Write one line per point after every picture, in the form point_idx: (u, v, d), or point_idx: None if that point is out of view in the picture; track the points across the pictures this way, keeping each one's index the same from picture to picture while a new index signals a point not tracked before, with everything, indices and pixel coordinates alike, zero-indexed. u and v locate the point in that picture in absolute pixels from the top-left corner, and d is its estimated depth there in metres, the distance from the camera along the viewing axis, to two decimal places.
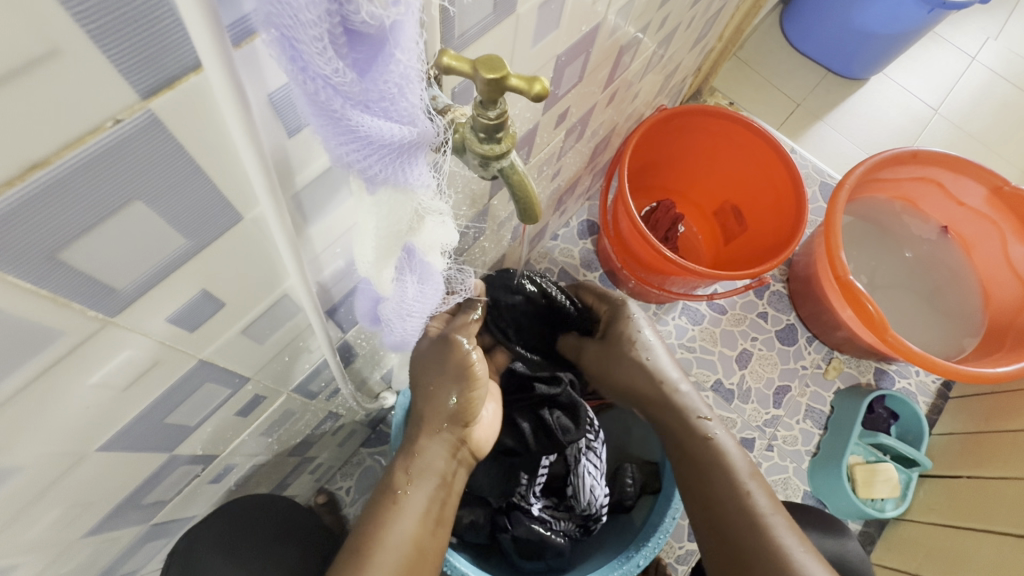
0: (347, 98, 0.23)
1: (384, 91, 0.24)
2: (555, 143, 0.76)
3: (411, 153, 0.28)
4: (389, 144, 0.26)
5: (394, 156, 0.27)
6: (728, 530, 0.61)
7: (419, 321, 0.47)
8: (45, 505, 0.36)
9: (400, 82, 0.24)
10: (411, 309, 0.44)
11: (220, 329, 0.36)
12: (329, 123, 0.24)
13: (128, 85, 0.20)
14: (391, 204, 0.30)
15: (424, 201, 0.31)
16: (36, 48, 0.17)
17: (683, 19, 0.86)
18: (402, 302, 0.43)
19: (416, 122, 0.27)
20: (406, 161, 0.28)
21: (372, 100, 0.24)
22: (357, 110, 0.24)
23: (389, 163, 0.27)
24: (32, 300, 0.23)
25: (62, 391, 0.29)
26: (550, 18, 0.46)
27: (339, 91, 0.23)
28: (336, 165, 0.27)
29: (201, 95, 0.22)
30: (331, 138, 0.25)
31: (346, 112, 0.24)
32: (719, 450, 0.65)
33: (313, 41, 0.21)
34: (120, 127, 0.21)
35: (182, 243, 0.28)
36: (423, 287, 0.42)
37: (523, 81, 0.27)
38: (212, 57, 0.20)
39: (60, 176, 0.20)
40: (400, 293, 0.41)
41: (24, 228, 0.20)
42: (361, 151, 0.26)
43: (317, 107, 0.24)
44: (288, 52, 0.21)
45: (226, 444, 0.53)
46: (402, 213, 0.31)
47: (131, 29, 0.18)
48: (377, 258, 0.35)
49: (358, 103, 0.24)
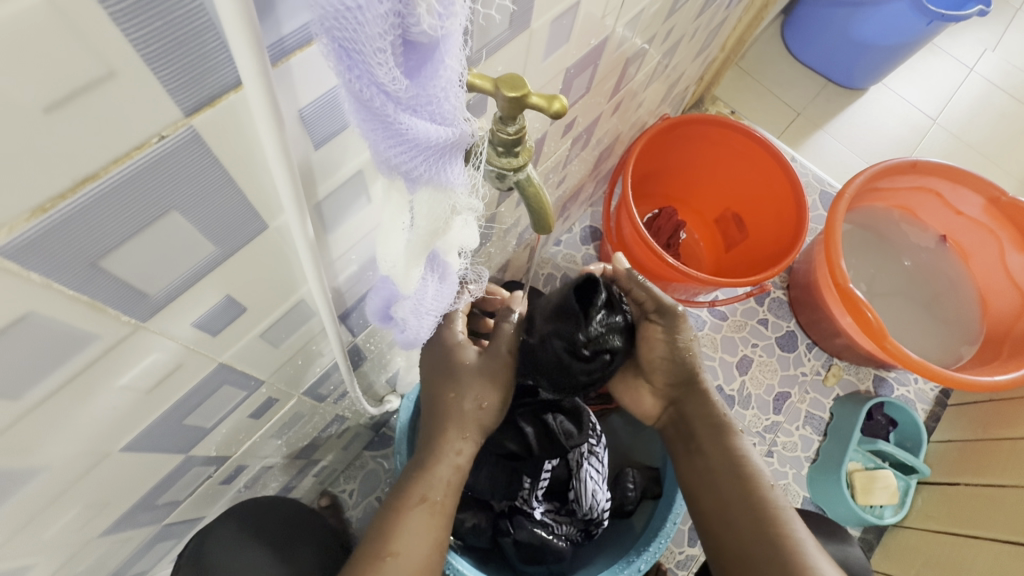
0: (398, 102, 0.25)
1: (431, 95, 0.25)
2: (561, 151, 0.77)
3: (453, 156, 0.29)
4: (433, 147, 0.27)
5: (438, 157, 0.28)
6: (739, 529, 0.58)
7: (434, 320, 0.47)
8: (65, 504, 0.37)
9: (446, 86, 0.26)
10: (429, 309, 0.45)
11: (240, 333, 0.37)
12: (379, 127, 0.25)
13: (173, 102, 0.21)
14: (430, 203, 0.31)
15: (461, 199, 0.32)
16: (94, 70, 0.18)
17: (687, 31, 0.88)
18: (421, 301, 0.43)
19: (459, 126, 0.28)
20: (449, 162, 0.29)
21: (419, 104, 0.25)
22: (406, 113, 0.25)
23: (433, 165, 0.28)
24: (72, 306, 0.24)
25: (91, 393, 0.30)
26: (562, 32, 0.47)
27: (391, 96, 0.24)
28: (379, 167, 0.28)
29: (239, 112, 0.23)
30: (380, 142, 0.26)
31: (397, 116, 0.25)
32: (735, 448, 0.62)
33: (376, 51, 0.22)
34: (164, 142, 0.22)
35: (210, 251, 0.29)
36: (442, 287, 0.44)
37: (543, 99, 0.28)
38: (253, 76, 0.21)
39: (106, 188, 0.21)
40: (421, 293, 0.43)
41: (71, 238, 0.21)
42: (407, 153, 0.27)
43: (368, 111, 0.25)
44: (347, 62, 0.22)
45: (238, 446, 0.53)
46: (440, 210, 0.32)
47: (180, 51, 0.20)
48: (405, 258, 0.36)
49: (407, 107, 0.25)
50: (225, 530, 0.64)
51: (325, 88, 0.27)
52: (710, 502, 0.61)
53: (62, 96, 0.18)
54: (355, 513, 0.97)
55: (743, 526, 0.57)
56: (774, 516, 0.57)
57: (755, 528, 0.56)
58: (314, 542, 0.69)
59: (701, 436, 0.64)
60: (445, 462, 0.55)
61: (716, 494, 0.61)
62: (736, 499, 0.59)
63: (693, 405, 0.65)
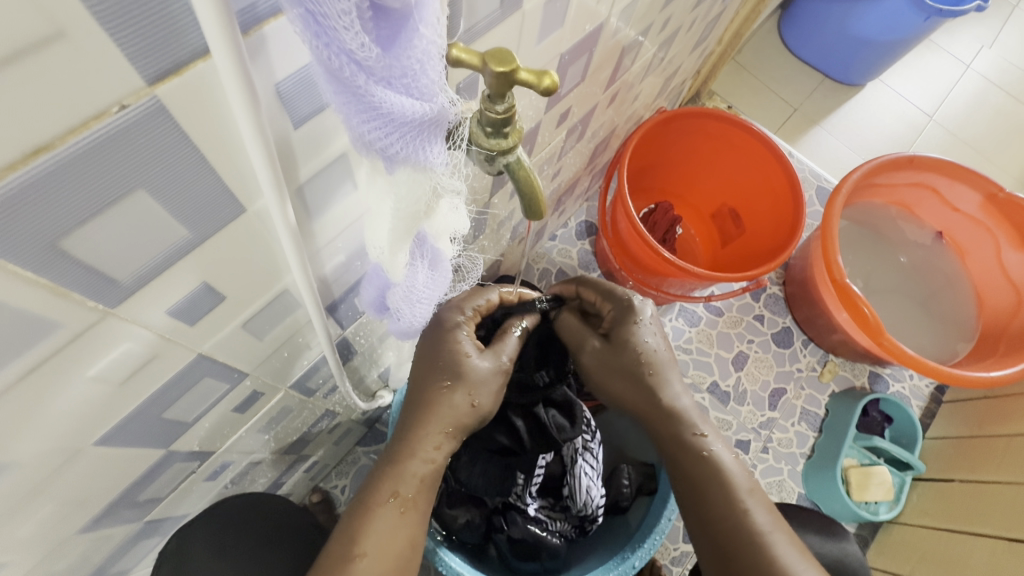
0: (370, 74, 0.23)
1: (406, 67, 0.24)
2: (556, 143, 0.76)
3: (432, 135, 0.28)
4: (408, 121, 0.26)
5: (417, 135, 0.27)
6: (728, 552, 0.57)
7: (428, 308, 0.47)
8: (41, 500, 0.36)
9: (423, 58, 0.24)
10: (423, 295, 0.44)
11: (220, 323, 0.36)
12: (351, 99, 0.24)
13: (134, 69, 0.19)
14: (409, 183, 0.30)
15: (441, 179, 0.30)
16: (42, 29, 0.16)
17: (684, 22, 0.86)
18: (411, 288, 0.42)
19: (437, 100, 0.26)
20: (427, 140, 0.28)
21: (394, 76, 0.24)
22: (378, 85, 0.24)
23: (411, 143, 0.27)
24: (32, 289, 0.23)
25: (58, 385, 0.28)
26: (556, 16, 0.45)
27: (362, 66, 0.23)
28: (355, 143, 0.27)
29: (209, 82, 0.22)
30: (352, 115, 0.25)
31: (369, 88, 0.24)
32: (717, 469, 0.60)
33: (341, 15, 0.20)
34: (126, 112, 0.20)
35: (184, 234, 0.27)
36: (434, 275, 0.43)
37: (533, 75, 0.27)
38: (218, 39, 0.19)
39: (63, 162, 0.20)
40: (410, 281, 0.42)
41: (25, 216, 0.20)
42: (382, 129, 0.26)
43: (339, 82, 0.23)
44: (313, 28, 0.21)
45: (223, 441, 0.52)
46: (420, 191, 0.31)
47: (139, 12, 0.18)
48: (390, 243, 0.35)
49: (380, 78, 0.24)
50: (213, 527, 0.62)
51: (304, 62, 0.26)
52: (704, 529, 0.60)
53: (7, 55, 0.16)
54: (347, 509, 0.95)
55: (737, 554, 0.56)
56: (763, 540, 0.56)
57: (749, 556, 0.56)
58: (303, 539, 0.68)
59: (683, 458, 0.62)
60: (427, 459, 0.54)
61: (706, 521, 0.59)
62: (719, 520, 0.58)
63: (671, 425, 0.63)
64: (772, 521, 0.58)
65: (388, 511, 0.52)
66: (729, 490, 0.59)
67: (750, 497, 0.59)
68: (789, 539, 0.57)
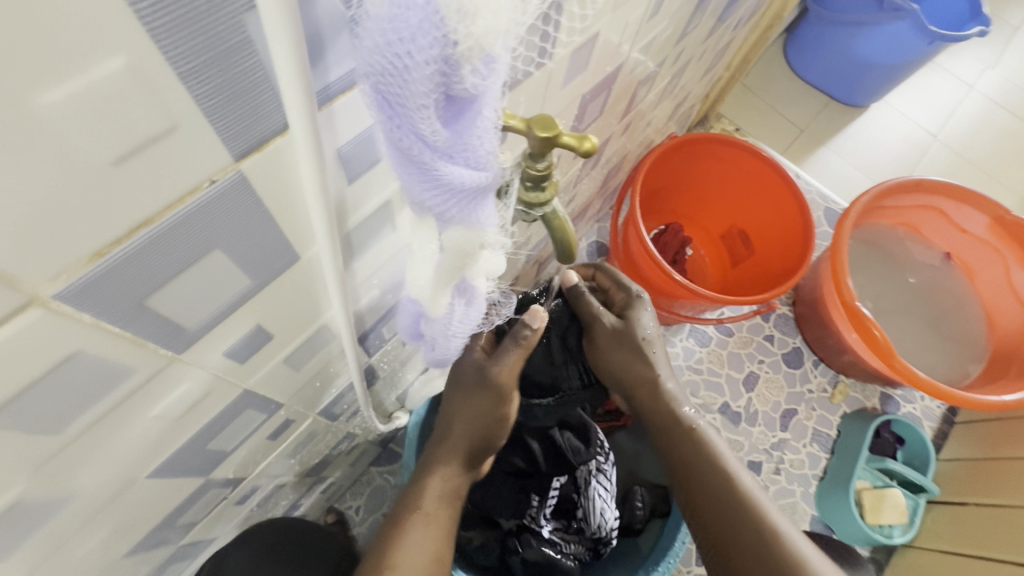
0: (435, 150, 0.25)
1: (467, 143, 0.26)
2: (573, 171, 0.78)
3: (483, 199, 0.30)
4: (463, 190, 0.28)
5: (469, 198, 0.29)
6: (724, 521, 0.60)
7: (461, 340, 0.47)
8: (94, 529, 0.37)
9: (482, 135, 0.26)
10: (456, 330, 0.44)
11: (265, 359, 0.38)
12: (416, 171, 0.26)
13: (225, 149, 0.21)
14: (459, 239, 0.32)
15: (489, 238, 0.33)
16: (158, 126, 0.18)
17: (695, 53, 0.89)
18: (449, 324, 0.43)
19: (491, 169, 0.28)
20: (478, 202, 0.30)
21: (457, 151, 0.26)
22: (443, 160, 0.26)
23: (464, 207, 0.29)
24: (117, 342, 0.24)
25: (125, 423, 0.30)
26: (580, 61, 0.48)
27: (429, 145, 0.25)
28: (411, 203, 0.29)
29: (284, 154, 0.24)
30: (415, 183, 0.27)
31: (434, 163, 0.25)
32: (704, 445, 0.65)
33: (419, 107, 0.22)
34: (214, 186, 0.22)
35: (246, 283, 0.29)
36: (469, 311, 0.43)
37: (574, 139, 0.29)
38: (300, 119, 0.21)
39: (159, 232, 0.22)
40: (448, 316, 0.42)
41: (122, 281, 0.22)
42: (441, 196, 0.28)
43: (405, 158, 0.25)
44: (389, 112, 0.23)
45: (254, 467, 0.53)
46: (468, 245, 0.33)
47: (237, 103, 0.20)
48: (433, 283, 0.37)
49: (444, 154, 0.26)
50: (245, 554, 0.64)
51: (363, 128, 0.28)
52: (716, 525, 0.60)
53: (129, 150, 0.18)
54: (361, 530, 0.96)
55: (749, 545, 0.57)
56: (773, 530, 0.57)
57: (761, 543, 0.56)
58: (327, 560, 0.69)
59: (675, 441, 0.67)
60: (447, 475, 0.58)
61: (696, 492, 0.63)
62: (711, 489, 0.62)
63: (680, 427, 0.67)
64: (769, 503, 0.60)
65: (415, 538, 0.54)
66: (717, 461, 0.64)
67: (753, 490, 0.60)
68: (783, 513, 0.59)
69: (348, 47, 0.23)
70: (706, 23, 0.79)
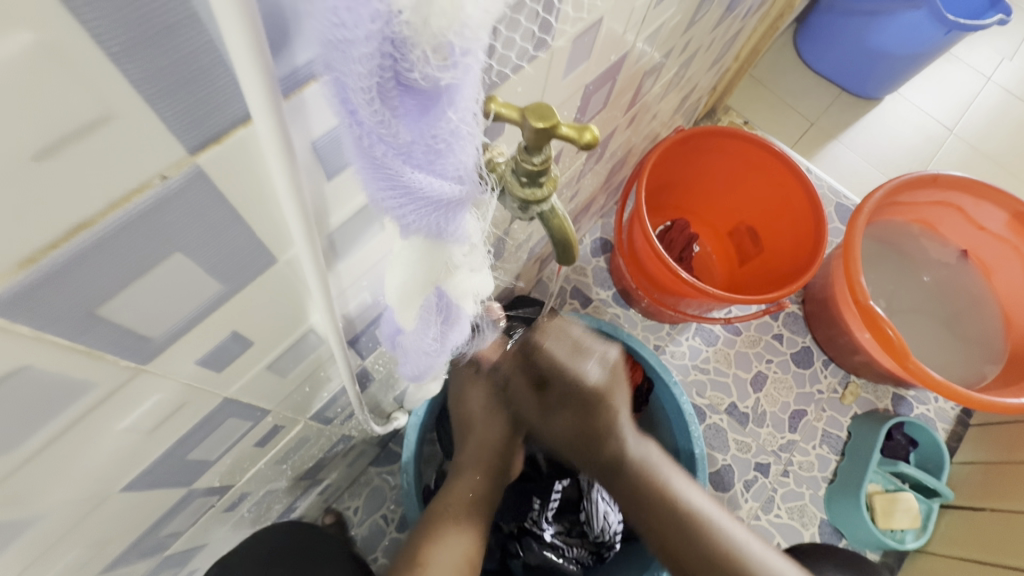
0: (390, 145, 0.23)
1: (433, 144, 0.23)
2: (576, 167, 0.75)
3: (456, 209, 0.27)
4: (426, 193, 0.25)
5: (436, 206, 0.26)
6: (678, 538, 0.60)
7: (442, 358, 0.45)
8: (68, 545, 0.35)
9: (449, 137, 0.23)
10: (432, 348, 0.43)
11: (245, 367, 0.35)
12: (370, 166, 0.24)
13: (177, 140, 0.19)
14: (424, 247, 0.30)
15: (457, 253, 0.31)
16: (90, 112, 0.16)
17: (703, 43, 0.86)
18: (425, 340, 0.41)
19: (465, 177, 0.26)
20: (449, 211, 0.27)
21: (417, 151, 0.23)
22: (400, 157, 0.23)
23: (429, 214, 0.27)
24: (68, 356, 0.22)
25: (89, 439, 0.28)
26: (582, 49, 0.45)
27: (381, 138, 0.22)
28: (375, 204, 0.27)
29: (250, 148, 0.21)
30: (371, 180, 0.24)
31: (387, 159, 0.23)
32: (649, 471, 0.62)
33: (360, 93, 0.20)
34: (168, 182, 0.20)
35: (217, 288, 0.27)
36: (445, 330, 0.41)
37: (574, 130, 0.27)
38: (263, 110, 0.19)
39: (104, 234, 0.19)
40: (424, 331, 0.40)
41: (64, 289, 0.20)
42: (401, 198, 0.25)
43: (360, 152, 0.23)
44: (335, 95, 0.20)
45: (242, 474, 0.51)
46: (434, 259, 0.31)
47: (187, 88, 0.18)
48: (403, 294, 0.34)
49: (402, 151, 0.23)
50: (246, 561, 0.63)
51: (339, 119, 0.25)
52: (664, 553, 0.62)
53: (54, 142, 0.16)
54: (360, 531, 0.94)
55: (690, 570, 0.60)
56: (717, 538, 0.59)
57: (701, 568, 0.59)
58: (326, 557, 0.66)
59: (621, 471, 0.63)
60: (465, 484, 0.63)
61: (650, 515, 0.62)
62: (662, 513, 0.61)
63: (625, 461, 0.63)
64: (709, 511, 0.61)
65: None
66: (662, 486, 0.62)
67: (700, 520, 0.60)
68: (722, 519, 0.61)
69: None
70: (714, 12, 0.76)
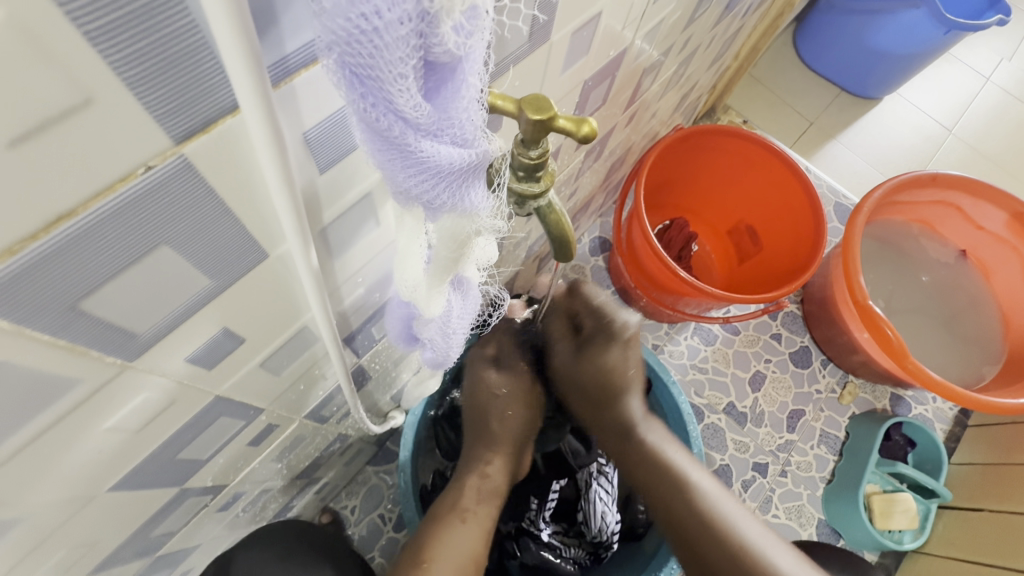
0: (417, 129, 0.22)
1: (453, 117, 0.23)
2: (574, 165, 0.74)
3: (475, 181, 0.26)
4: (453, 173, 0.25)
5: (460, 183, 0.26)
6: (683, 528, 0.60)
7: (462, 338, 0.44)
8: (55, 545, 0.35)
9: (468, 107, 0.23)
10: (455, 326, 0.41)
11: (237, 364, 0.35)
12: (397, 156, 0.23)
13: (161, 129, 0.18)
14: (452, 226, 0.29)
15: (483, 221, 0.29)
16: (68, 99, 0.16)
17: (703, 41, 0.85)
18: (447, 321, 0.40)
19: (478, 146, 0.25)
20: (471, 187, 0.26)
21: (441, 128, 0.23)
22: (427, 139, 0.23)
23: (456, 192, 0.26)
24: (49, 351, 0.22)
25: (74, 438, 0.27)
26: (581, 44, 0.44)
27: (410, 123, 0.21)
28: (395, 197, 0.26)
29: (238, 139, 0.21)
30: (398, 172, 0.23)
31: (418, 143, 0.22)
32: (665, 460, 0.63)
33: (396, 79, 0.19)
34: (152, 173, 0.19)
35: (206, 284, 0.26)
36: (466, 302, 0.40)
37: (571, 122, 0.26)
38: (252, 102, 0.18)
39: (86, 226, 0.19)
40: (446, 312, 0.39)
41: (45, 282, 0.19)
42: (428, 183, 0.24)
43: (384, 142, 0.22)
44: (360, 88, 0.20)
45: (235, 473, 0.51)
46: (460, 233, 0.30)
47: (171, 73, 0.17)
48: (426, 281, 0.34)
49: (427, 132, 0.22)
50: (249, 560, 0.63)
51: (332, 109, 0.25)
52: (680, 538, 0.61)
53: (30, 129, 0.15)
54: (357, 531, 0.93)
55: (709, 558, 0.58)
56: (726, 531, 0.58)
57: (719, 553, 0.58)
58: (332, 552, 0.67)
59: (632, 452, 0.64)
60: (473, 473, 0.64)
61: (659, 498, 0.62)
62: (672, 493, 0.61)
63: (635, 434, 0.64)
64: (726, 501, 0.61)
65: None
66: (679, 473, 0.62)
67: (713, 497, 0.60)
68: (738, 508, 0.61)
69: (305, 13, 0.20)
70: (714, 9, 0.75)
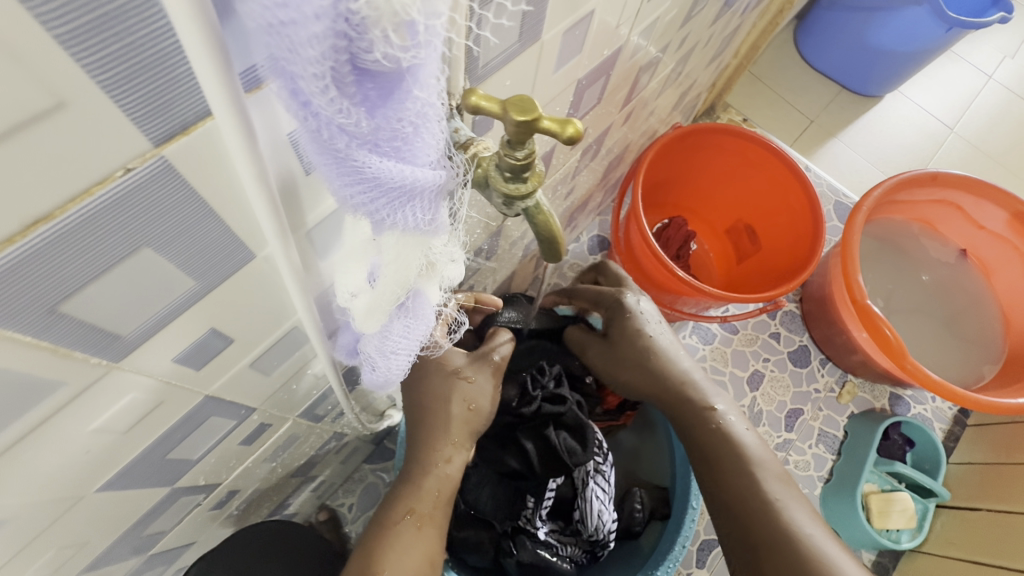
0: (352, 136, 0.22)
1: (395, 129, 0.22)
2: (570, 164, 0.74)
3: (426, 195, 0.26)
4: (395, 184, 0.25)
5: (405, 197, 0.26)
6: (742, 522, 0.56)
7: (407, 359, 0.43)
8: (45, 544, 0.35)
9: (413, 120, 0.22)
10: (394, 346, 0.40)
11: (226, 364, 0.35)
12: (332, 161, 0.23)
13: (139, 132, 0.18)
14: (396, 245, 0.29)
15: (435, 246, 0.31)
16: (41, 101, 0.16)
17: (701, 38, 0.85)
18: (387, 339, 0.39)
19: (427, 162, 0.25)
20: (419, 202, 0.27)
21: (381, 139, 0.23)
22: (362, 148, 0.23)
23: (400, 205, 0.26)
24: (32, 352, 0.22)
25: (61, 439, 0.27)
26: (574, 43, 0.44)
27: (343, 130, 0.21)
28: (339, 201, 0.26)
29: (218, 141, 0.21)
30: (334, 175, 0.24)
31: (350, 151, 0.22)
32: (729, 439, 0.60)
33: (313, 79, 0.19)
34: (131, 175, 0.19)
35: (191, 285, 0.26)
36: (413, 324, 0.39)
37: (556, 123, 0.26)
38: (225, 107, 0.18)
39: (62, 230, 0.19)
40: (387, 330, 0.38)
41: (23, 283, 0.19)
42: (367, 190, 0.25)
43: (318, 143, 0.22)
44: (289, 87, 0.20)
45: (229, 472, 0.51)
46: (410, 253, 0.30)
47: (147, 76, 0.17)
48: (371, 297, 0.34)
49: (365, 141, 0.22)
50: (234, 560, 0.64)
51: None
52: (730, 529, 0.57)
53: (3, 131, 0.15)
54: (354, 528, 0.93)
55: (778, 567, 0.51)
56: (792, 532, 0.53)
57: (786, 555, 0.51)
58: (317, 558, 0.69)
59: (699, 430, 0.62)
60: (434, 474, 0.55)
61: (720, 488, 0.59)
62: (728, 482, 0.58)
63: (698, 419, 0.62)
64: (796, 510, 0.55)
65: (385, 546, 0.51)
66: (741, 458, 0.59)
67: (785, 501, 0.55)
68: (809, 515, 0.55)
69: None
70: (712, 6, 0.75)
